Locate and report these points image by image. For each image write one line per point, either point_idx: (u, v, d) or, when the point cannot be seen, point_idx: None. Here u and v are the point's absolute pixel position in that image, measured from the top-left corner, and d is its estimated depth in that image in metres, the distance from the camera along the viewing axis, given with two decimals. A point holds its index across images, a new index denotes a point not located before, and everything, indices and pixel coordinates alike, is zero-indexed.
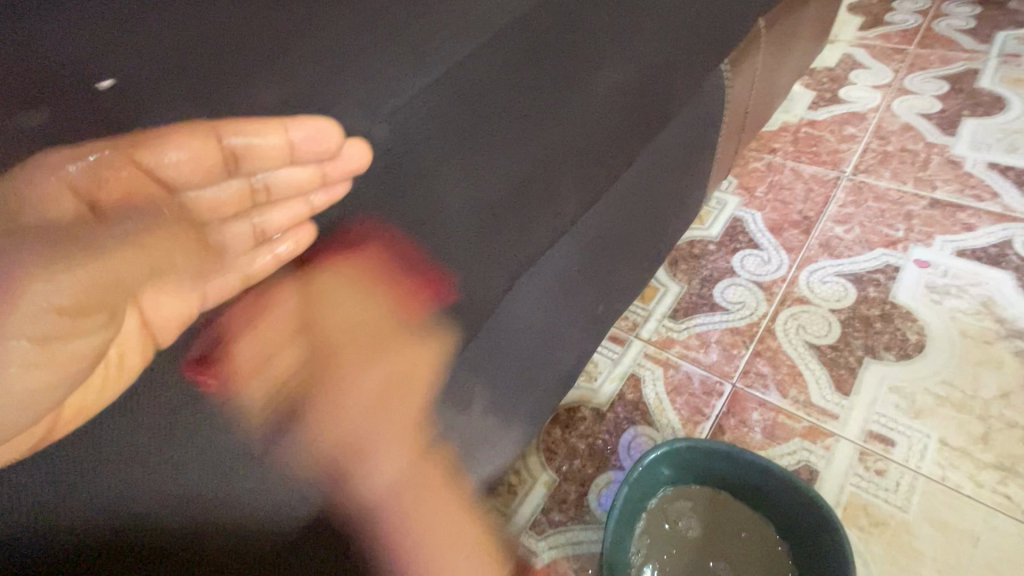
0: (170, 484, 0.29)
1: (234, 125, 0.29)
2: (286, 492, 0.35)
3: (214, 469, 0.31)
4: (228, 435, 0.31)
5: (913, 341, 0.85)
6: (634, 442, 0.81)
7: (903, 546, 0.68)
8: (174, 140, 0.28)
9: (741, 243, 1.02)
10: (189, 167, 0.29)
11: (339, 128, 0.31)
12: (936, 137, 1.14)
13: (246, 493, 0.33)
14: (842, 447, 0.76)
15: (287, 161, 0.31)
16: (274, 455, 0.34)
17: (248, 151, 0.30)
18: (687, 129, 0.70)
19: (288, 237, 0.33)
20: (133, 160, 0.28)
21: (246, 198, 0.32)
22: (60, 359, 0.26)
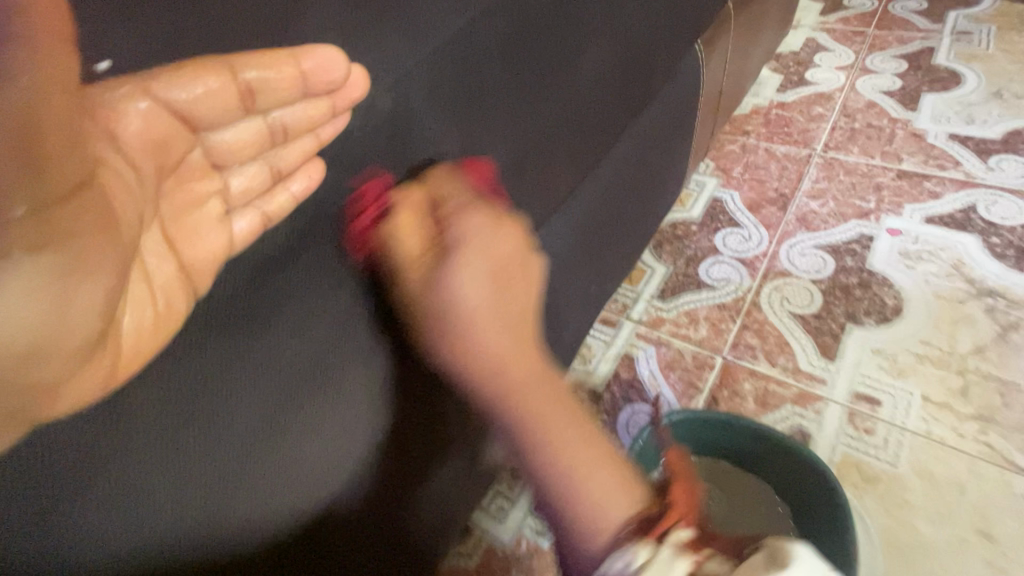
0: (195, 456, 0.31)
1: (246, 58, 0.30)
2: (303, 466, 0.38)
3: (234, 443, 0.33)
4: (245, 411, 0.33)
5: (891, 305, 0.88)
6: (632, 419, 0.83)
7: (895, 498, 0.71)
8: (192, 75, 0.29)
9: (722, 223, 1.05)
10: (206, 103, 0.30)
11: (343, 56, 0.31)
12: (898, 113, 1.19)
13: (266, 464, 0.35)
14: (831, 409, 0.79)
15: (299, 94, 0.31)
16: (289, 431, 0.36)
17: (262, 85, 0.30)
18: (667, 108, 0.72)
19: (300, 175, 0.32)
20: (148, 92, 0.29)
21: (263, 142, 0.34)
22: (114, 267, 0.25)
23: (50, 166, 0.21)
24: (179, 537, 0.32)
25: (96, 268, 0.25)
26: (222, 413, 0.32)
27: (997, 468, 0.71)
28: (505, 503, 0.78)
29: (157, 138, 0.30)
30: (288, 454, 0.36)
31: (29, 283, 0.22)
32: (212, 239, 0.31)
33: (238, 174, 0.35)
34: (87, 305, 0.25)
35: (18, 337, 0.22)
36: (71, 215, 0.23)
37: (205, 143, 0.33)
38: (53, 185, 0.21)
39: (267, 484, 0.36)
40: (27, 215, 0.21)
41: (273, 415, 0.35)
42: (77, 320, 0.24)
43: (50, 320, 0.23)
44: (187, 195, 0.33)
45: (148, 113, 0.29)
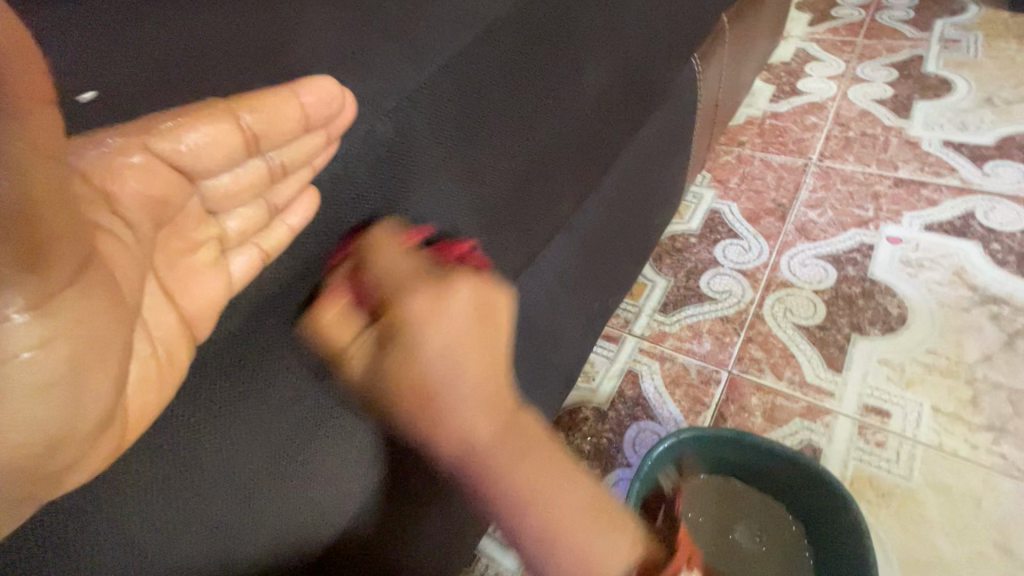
0: (194, 507, 0.30)
1: (247, 100, 0.28)
2: (304, 515, 0.36)
3: (236, 492, 0.31)
4: (245, 460, 0.31)
5: (895, 314, 0.88)
6: (639, 437, 0.81)
7: (911, 514, 0.69)
8: (191, 122, 0.27)
9: (721, 234, 1.04)
10: (205, 151, 0.28)
11: (338, 85, 0.30)
12: (892, 120, 1.20)
13: (266, 515, 0.33)
14: (841, 423, 0.78)
15: (300, 131, 0.29)
16: (289, 477, 0.34)
17: (265, 128, 0.29)
18: (665, 122, 0.71)
19: (296, 208, 0.30)
20: (146, 145, 0.27)
21: (262, 180, 0.31)
22: (109, 337, 0.23)
23: (48, 256, 0.20)
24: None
25: (103, 346, 0.22)
26: (221, 458, 0.30)
27: (1012, 479, 0.70)
28: None
29: (157, 195, 0.28)
30: (287, 499, 0.34)
31: (36, 375, 0.20)
32: (208, 286, 0.29)
33: (234, 214, 0.32)
34: (102, 379, 0.23)
35: (25, 436, 0.20)
36: (76, 299, 0.21)
37: (202, 192, 0.30)
38: (48, 276, 0.20)
39: (264, 534, 0.33)
40: (27, 313, 0.19)
41: (275, 454, 0.33)
42: (87, 403, 0.22)
43: (56, 411, 0.21)
44: (179, 243, 0.30)
45: (144, 167, 0.27)
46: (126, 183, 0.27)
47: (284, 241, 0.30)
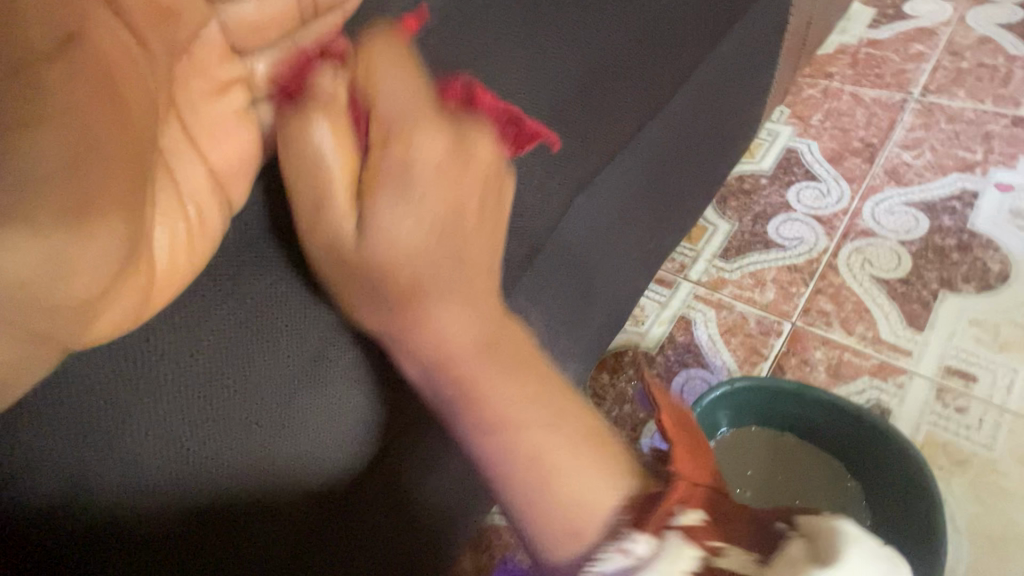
0: (227, 410, 0.29)
1: None
2: (338, 435, 0.34)
3: (272, 397, 0.31)
4: (282, 358, 0.31)
5: (995, 271, 0.78)
6: (686, 385, 0.78)
7: (989, 485, 0.63)
8: None
9: (797, 175, 0.94)
10: (256, 11, 0.30)
11: None
12: (1019, 50, 1.02)
13: (301, 431, 0.32)
14: (916, 383, 0.71)
15: None
16: (328, 388, 0.33)
17: None
18: (752, 35, 0.62)
19: (343, 70, 0.31)
20: None
21: (289, 19, 0.31)
22: (109, 181, 0.23)
23: (39, 67, 0.20)
24: (205, 501, 0.29)
25: (102, 198, 0.22)
26: (256, 362, 0.30)
27: None
28: None
29: (165, 4, 0.26)
30: (330, 415, 0.33)
31: (26, 226, 0.20)
32: (237, 134, 0.30)
33: (263, 57, 0.31)
34: (105, 231, 0.22)
35: (34, 280, 0.20)
36: (70, 111, 0.21)
37: (222, 17, 0.29)
38: (44, 91, 0.20)
39: (306, 453, 0.32)
40: (23, 121, 0.19)
41: (308, 367, 0.32)
42: (98, 248, 0.22)
43: (72, 255, 0.21)
44: (203, 82, 0.29)
45: None
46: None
47: (328, 91, 0.30)
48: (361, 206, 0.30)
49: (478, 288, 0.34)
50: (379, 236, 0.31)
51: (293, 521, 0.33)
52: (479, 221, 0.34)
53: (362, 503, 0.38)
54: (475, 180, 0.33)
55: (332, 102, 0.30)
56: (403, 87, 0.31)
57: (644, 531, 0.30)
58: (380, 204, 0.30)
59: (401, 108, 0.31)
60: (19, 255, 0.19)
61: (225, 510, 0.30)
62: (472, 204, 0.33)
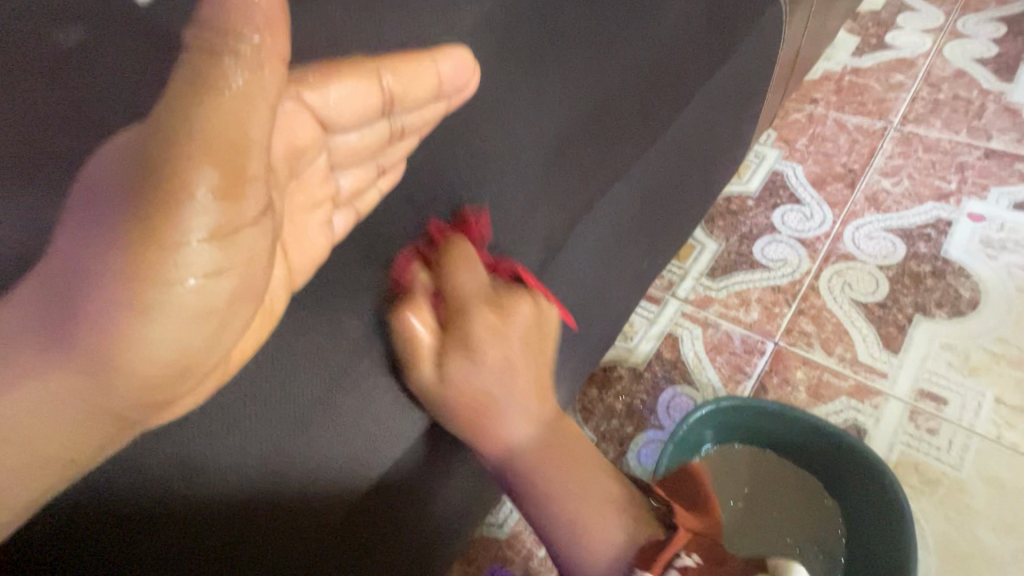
0: (246, 442, 0.30)
1: (392, 64, 0.32)
2: (359, 449, 0.34)
3: (290, 422, 0.31)
4: (297, 384, 0.31)
5: (966, 297, 0.81)
6: (673, 401, 0.80)
7: (957, 504, 0.67)
8: (337, 77, 0.30)
9: (782, 198, 0.97)
10: (347, 106, 0.31)
11: (469, 63, 0.33)
12: (992, 84, 1.07)
13: (320, 449, 0.33)
14: (891, 405, 0.74)
15: (431, 97, 0.33)
16: (351, 406, 0.33)
17: (404, 91, 0.32)
18: (745, 67, 0.65)
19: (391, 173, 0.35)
20: (298, 96, 0.29)
21: (381, 141, 0.34)
22: (250, 284, 0.26)
23: (243, 191, 0.23)
24: (223, 510, 0.31)
25: (241, 304, 0.26)
26: (275, 391, 0.31)
27: None
28: None
29: (245, 137, 0.22)
30: (344, 441, 0.33)
31: (190, 305, 0.24)
32: (318, 242, 0.32)
33: (346, 173, 0.35)
34: (234, 330, 0.26)
35: (171, 355, 0.24)
36: (248, 238, 0.24)
37: (330, 147, 0.33)
38: (236, 211, 0.23)
39: (313, 472, 0.33)
40: (205, 240, 0.22)
41: (328, 390, 0.32)
42: (220, 340, 0.26)
43: (202, 345, 0.25)
44: (302, 199, 0.33)
45: (293, 114, 0.30)
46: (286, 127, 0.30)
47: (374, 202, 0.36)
48: (440, 368, 0.39)
49: (533, 403, 0.46)
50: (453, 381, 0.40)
51: (313, 529, 0.34)
52: (526, 357, 0.45)
53: (382, 512, 0.39)
54: (521, 360, 0.44)
55: (415, 302, 0.37)
56: (476, 281, 0.40)
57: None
58: (459, 358, 0.41)
59: (467, 290, 0.40)
60: (162, 319, 0.23)
61: (247, 525, 0.32)
62: (533, 351, 0.45)
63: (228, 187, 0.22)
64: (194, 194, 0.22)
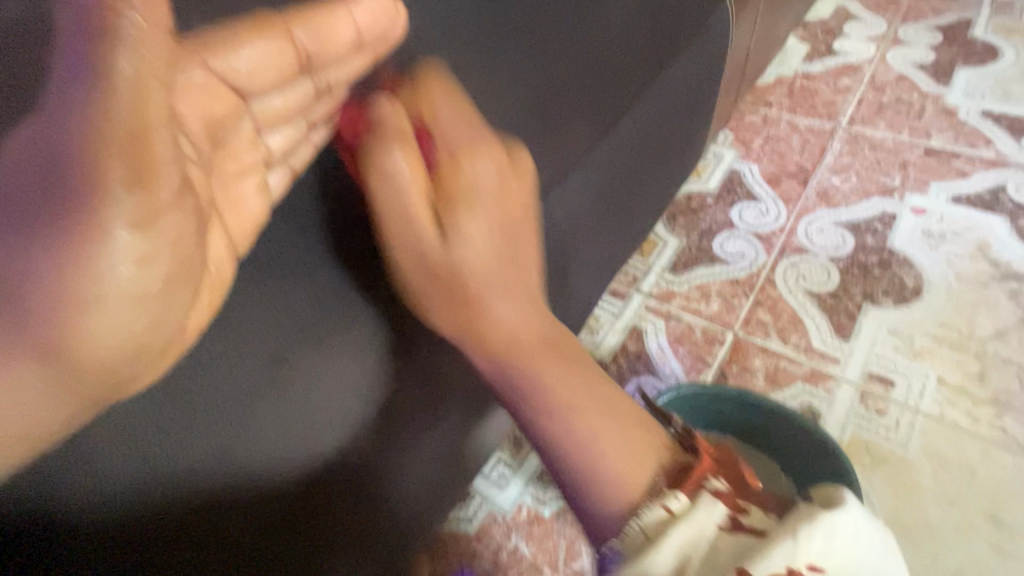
0: (179, 444, 0.29)
1: (301, 20, 0.32)
2: (302, 439, 0.34)
3: (224, 414, 0.30)
4: (230, 372, 0.31)
5: (910, 285, 0.86)
6: (638, 392, 0.82)
7: (904, 480, 0.70)
8: (246, 41, 0.31)
9: (739, 196, 1.01)
10: (262, 71, 0.32)
11: (386, 7, 0.33)
12: (930, 87, 1.14)
13: (258, 442, 0.32)
14: (843, 389, 0.77)
15: (353, 47, 0.34)
16: (288, 391, 0.32)
17: (318, 49, 0.33)
18: (694, 68, 0.68)
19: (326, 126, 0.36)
20: (206, 63, 0.30)
21: (308, 100, 0.35)
22: (191, 265, 0.27)
23: (155, 175, 0.23)
24: (165, 514, 0.30)
25: (180, 279, 0.26)
26: (207, 384, 0.30)
27: (1010, 454, 0.70)
28: (506, 471, 0.76)
29: (143, 125, 0.21)
30: (282, 420, 0.33)
31: (135, 289, 0.25)
32: (252, 206, 0.32)
33: (275, 135, 0.35)
34: (177, 300, 0.27)
35: (121, 338, 0.25)
36: (174, 218, 0.25)
37: (251, 113, 0.35)
38: (155, 191, 0.23)
39: (250, 457, 0.32)
40: (129, 229, 0.23)
41: (265, 373, 0.31)
42: (165, 317, 0.26)
43: (146, 325, 0.26)
44: (233, 164, 0.34)
45: (204, 86, 0.31)
46: (186, 96, 0.30)
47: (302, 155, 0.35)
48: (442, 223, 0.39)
49: (517, 292, 0.42)
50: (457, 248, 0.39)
51: (264, 521, 0.34)
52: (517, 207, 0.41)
53: (338, 506, 0.38)
54: (517, 243, 0.42)
55: (379, 137, 0.35)
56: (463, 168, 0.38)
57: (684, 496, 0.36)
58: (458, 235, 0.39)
59: (401, 131, 0.36)
60: (102, 318, 0.24)
61: (193, 527, 0.31)
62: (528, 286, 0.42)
63: (139, 177, 0.22)
64: (108, 200, 0.22)
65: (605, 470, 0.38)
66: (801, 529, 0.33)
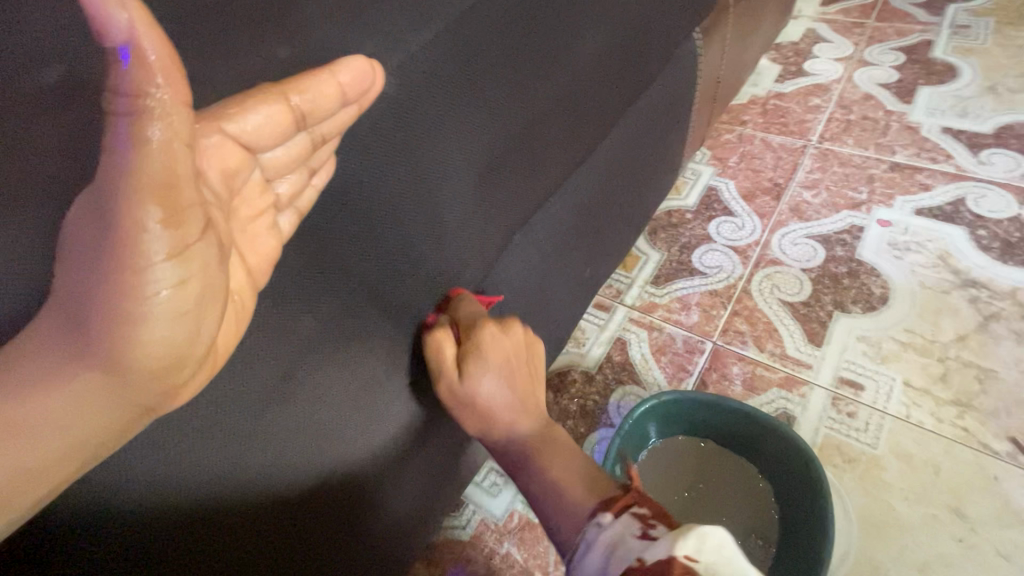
0: (208, 448, 0.34)
1: (296, 83, 0.31)
2: (308, 435, 0.39)
3: (247, 419, 0.35)
4: (249, 383, 0.34)
5: (878, 294, 0.91)
6: (623, 400, 0.85)
7: (874, 479, 0.73)
8: (251, 105, 0.30)
9: (716, 211, 1.06)
10: (265, 130, 0.31)
11: (368, 65, 0.33)
12: (894, 105, 1.20)
13: (273, 440, 0.37)
14: (816, 393, 0.81)
15: (338, 105, 0.33)
16: (298, 396, 0.38)
17: (312, 107, 0.32)
18: (664, 96, 0.73)
19: (321, 170, 0.35)
20: (220, 128, 0.29)
21: (305, 152, 0.34)
22: (214, 292, 0.28)
23: (187, 215, 0.25)
24: (194, 508, 0.34)
25: (211, 298, 0.28)
26: (233, 397, 0.34)
27: (972, 452, 0.74)
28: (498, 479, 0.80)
29: (173, 177, 0.24)
30: (290, 431, 0.38)
31: (169, 309, 0.26)
32: (267, 243, 0.33)
33: (283, 182, 0.35)
34: (207, 328, 0.28)
35: (156, 355, 0.27)
36: (202, 249, 0.26)
37: (260, 164, 0.34)
38: (183, 231, 0.25)
39: (265, 464, 0.37)
40: (167, 258, 0.25)
41: (279, 383, 0.36)
42: (199, 334, 0.28)
43: (177, 345, 0.28)
44: (246, 211, 0.33)
45: (219, 146, 0.30)
46: (203, 158, 0.30)
47: (307, 198, 0.35)
48: (462, 370, 0.51)
49: (512, 374, 0.54)
50: (471, 378, 0.51)
51: (274, 507, 0.39)
52: (508, 344, 0.54)
53: (332, 494, 0.44)
54: (517, 365, 0.55)
55: (444, 330, 0.49)
56: (474, 312, 0.50)
57: (605, 514, 0.44)
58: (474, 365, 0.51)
59: (480, 319, 0.51)
60: (146, 334, 0.27)
61: (217, 516, 0.36)
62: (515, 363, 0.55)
63: (173, 217, 0.24)
64: (147, 237, 0.24)
65: (563, 497, 0.48)
66: (678, 536, 0.37)
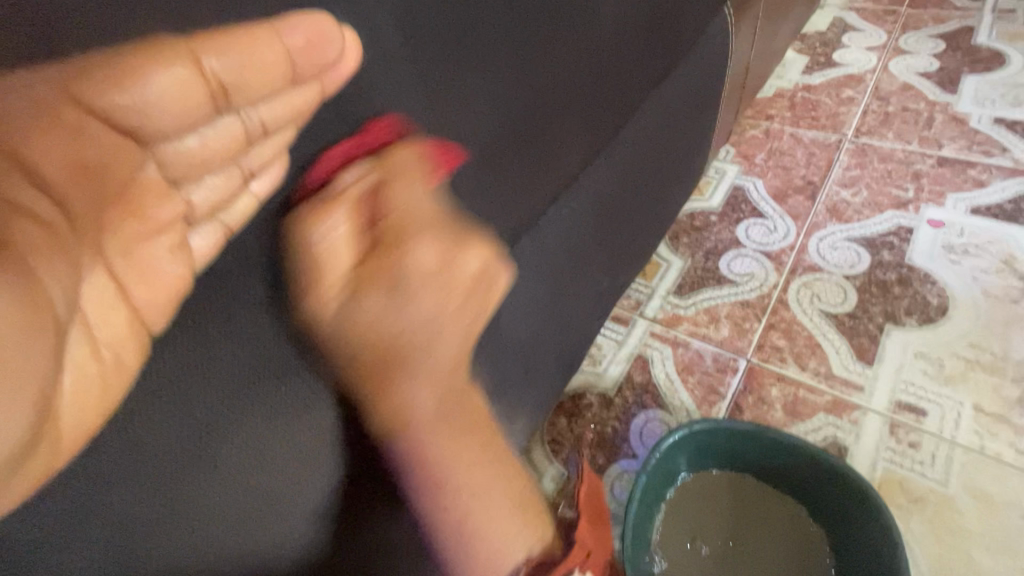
0: (92, 547, 0.24)
1: (212, 43, 0.23)
2: (243, 501, 0.30)
3: (150, 499, 0.26)
4: (150, 449, 0.25)
5: (935, 304, 0.80)
6: (646, 427, 0.75)
7: (946, 523, 0.63)
8: (143, 65, 0.22)
9: (744, 213, 0.96)
10: (168, 103, 0.24)
11: (329, 24, 0.26)
12: (937, 95, 1.10)
13: (192, 517, 0.28)
14: (870, 419, 0.71)
15: (286, 79, 0.26)
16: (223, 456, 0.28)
17: (235, 79, 0.24)
18: (693, 80, 0.63)
19: (266, 174, 0.28)
20: (86, 100, 0.21)
21: (238, 145, 0.27)
22: None
23: None
24: None
25: None
26: (128, 472, 0.25)
27: None
28: None
29: None
30: (217, 501, 0.29)
31: None
32: (173, 270, 0.26)
33: (202, 185, 0.27)
34: None
35: None
36: None
37: (157, 155, 0.26)
38: None
39: (183, 552, 0.28)
40: None
41: (196, 445, 0.27)
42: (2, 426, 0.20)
43: None
44: (137, 224, 0.26)
45: (78, 130, 0.22)
46: (45, 145, 0.22)
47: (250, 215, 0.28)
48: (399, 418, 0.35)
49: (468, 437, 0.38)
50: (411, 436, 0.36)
51: None
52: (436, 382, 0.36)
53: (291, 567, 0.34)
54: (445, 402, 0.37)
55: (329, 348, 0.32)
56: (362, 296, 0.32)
57: None
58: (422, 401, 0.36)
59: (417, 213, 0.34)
60: None
61: None
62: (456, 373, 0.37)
63: None
64: None
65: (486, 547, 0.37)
66: None
